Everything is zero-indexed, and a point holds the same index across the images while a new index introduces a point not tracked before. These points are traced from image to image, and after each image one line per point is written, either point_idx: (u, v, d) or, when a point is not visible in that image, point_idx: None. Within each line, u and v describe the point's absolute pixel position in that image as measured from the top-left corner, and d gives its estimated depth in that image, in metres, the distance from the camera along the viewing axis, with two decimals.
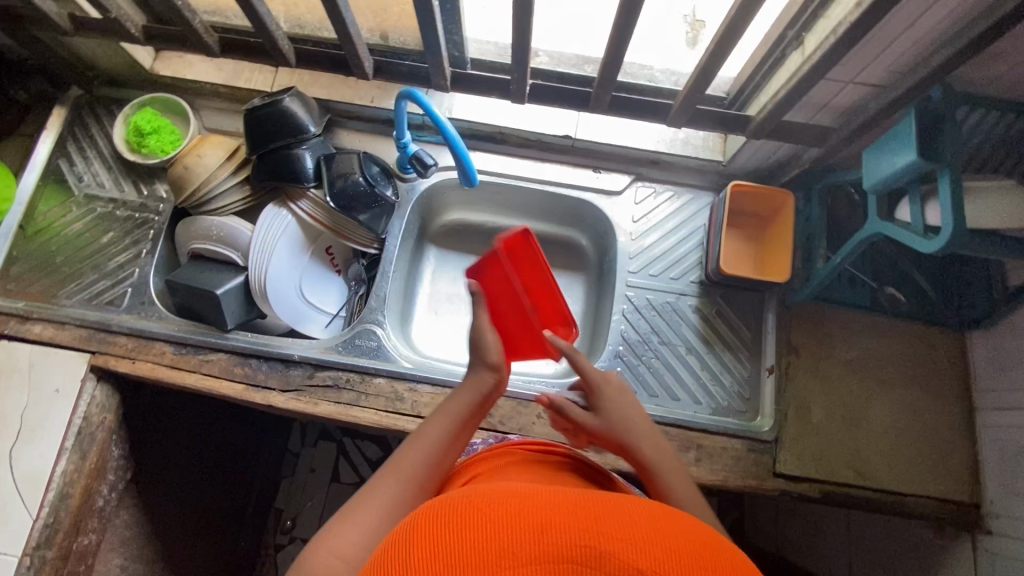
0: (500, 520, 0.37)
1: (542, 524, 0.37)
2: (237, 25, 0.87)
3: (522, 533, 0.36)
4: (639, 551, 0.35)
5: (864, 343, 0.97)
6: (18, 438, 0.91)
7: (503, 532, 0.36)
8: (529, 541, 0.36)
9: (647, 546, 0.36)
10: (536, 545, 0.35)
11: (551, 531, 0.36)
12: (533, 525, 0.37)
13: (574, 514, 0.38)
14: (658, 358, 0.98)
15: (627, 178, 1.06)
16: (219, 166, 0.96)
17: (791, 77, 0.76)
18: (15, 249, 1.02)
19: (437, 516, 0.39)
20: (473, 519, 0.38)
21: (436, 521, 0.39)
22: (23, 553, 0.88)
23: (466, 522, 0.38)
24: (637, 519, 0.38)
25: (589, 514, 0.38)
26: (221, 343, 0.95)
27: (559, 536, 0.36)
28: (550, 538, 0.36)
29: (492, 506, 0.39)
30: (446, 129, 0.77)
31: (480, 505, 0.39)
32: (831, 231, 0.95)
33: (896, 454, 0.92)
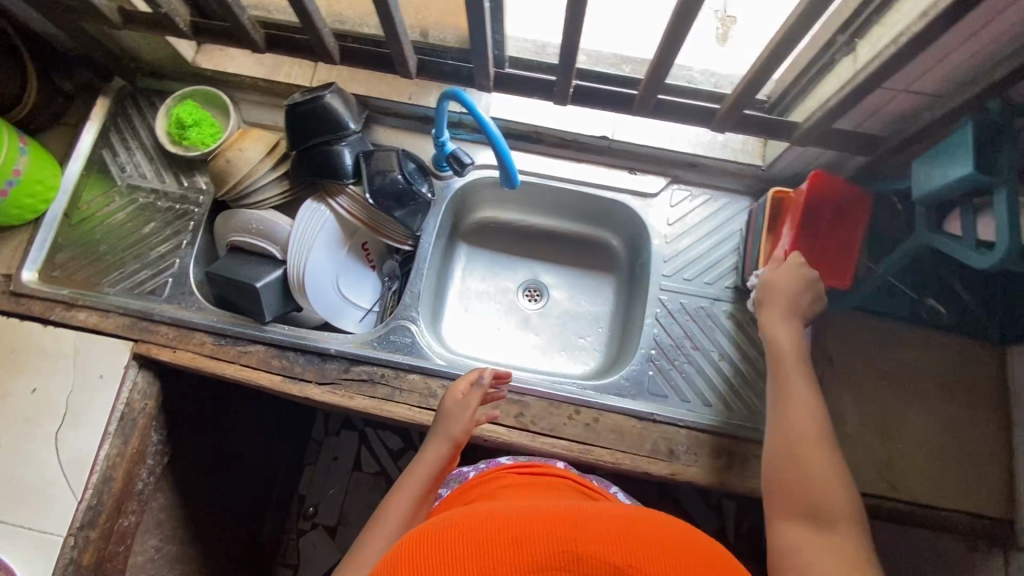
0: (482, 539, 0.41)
1: (521, 539, 0.41)
2: (281, 20, 0.88)
3: (506, 551, 0.40)
4: (614, 550, 0.40)
5: (900, 354, 0.96)
6: (62, 422, 0.94)
7: (483, 550, 0.40)
8: (511, 558, 0.40)
9: (620, 543, 0.41)
10: (519, 559, 0.40)
11: (530, 544, 0.40)
12: (513, 542, 0.41)
13: (549, 526, 0.42)
14: (691, 363, 0.98)
15: (663, 180, 1.05)
16: (260, 160, 0.98)
17: (844, 84, 0.75)
18: (61, 237, 1.05)
19: (424, 543, 0.42)
20: (459, 540, 0.42)
21: (421, 545, 0.42)
22: (68, 533, 0.90)
23: (451, 547, 0.41)
24: (608, 524, 0.43)
25: (564, 524, 0.42)
26: (260, 335, 0.97)
27: (534, 549, 0.40)
28: (530, 552, 0.40)
29: (477, 527, 0.43)
30: (490, 128, 0.77)
31: (464, 527, 0.43)
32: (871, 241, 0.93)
33: (930, 467, 0.91)
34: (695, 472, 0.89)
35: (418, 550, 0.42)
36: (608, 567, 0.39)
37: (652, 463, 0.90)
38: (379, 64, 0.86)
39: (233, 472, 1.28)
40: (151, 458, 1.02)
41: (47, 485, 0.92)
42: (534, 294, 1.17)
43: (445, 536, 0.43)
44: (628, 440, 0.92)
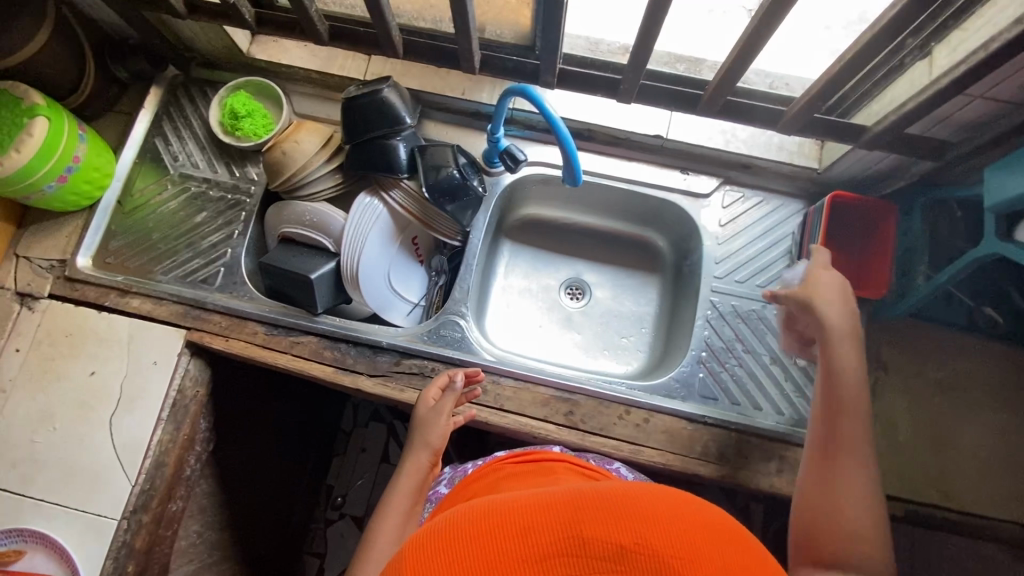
0: (476, 533, 0.38)
1: (521, 528, 0.38)
2: (353, 15, 0.87)
3: (508, 544, 0.37)
4: (621, 530, 0.37)
5: (955, 362, 0.95)
6: (116, 406, 0.95)
7: (484, 548, 0.37)
8: (514, 549, 0.37)
9: (627, 522, 0.37)
10: (524, 548, 0.37)
11: (532, 533, 0.37)
12: (513, 534, 0.38)
13: (550, 510, 0.39)
14: (742, 366, 0.97)
15: (716, 181, 1.05)
16: (315, 152, 0.98)
17: (919, 89, 0.74)
18: (114, 224, 1.06)
19: (424, 543, 0.39)
20: (453, 539, 0.38)
21: (421, 549, 0.39)
22: (121, 516, 0.91)
23: (451, 543, 0.38)
24: (613, 499, 0.39)
25: (564, 504, 0.39)
26: (312, 326, 0.98)
27: (537, 542, 0.37)
28: (534, 540, 0.37)
29: (473, 520, 0.40)
30: (559, 128, 0.82)
31: (457, 518, 0.40)
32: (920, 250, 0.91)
33: (984, 477, 0.90)
34: (745, 474, 0.89)
35: (416, 553, 0.39)
36: (617, 549, 0.36)
37: (702, 465, 0.90)
38: (442, 59, 0.87)
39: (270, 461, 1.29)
40: (199, 444, 1.03)
41: (102, 469, 0.93)
42: (576, 292, 1.17)
43: (438, 533, 0.40)
44: (678, 441, 0.91)
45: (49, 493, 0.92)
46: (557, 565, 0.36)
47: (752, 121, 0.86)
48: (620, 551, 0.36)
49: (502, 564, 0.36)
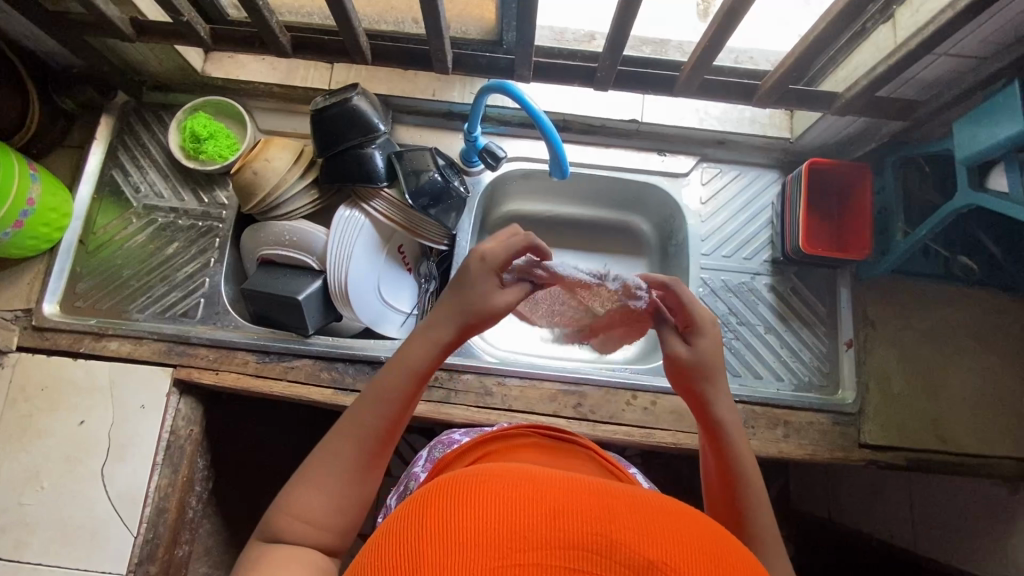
0: (494, 504, 0.33)
1: (553, 508, 0.33)
2: (320, 25, 0.85)
3: (533, 518, 0.32)
4: (660, 544, 0.32)
5: (938, 312, 0.99)
6: (107, 456, 0.90)
7: (508, 510, 0.32)
8: (539, 528, 0.32)
9: (662, 537, 0.32)
10: (549, 530, 0.32)
11: (564, 517, 0.32)
12: (539, 514, 0.32)
13: (586, 496, 0.34)
14: (739, 338, 0.99)
15: (693, 159, 1.06)
16: (288, 169, 0.94)
17: (886, 52, 0.76)
18: (78, 266, 1.00)
19: (442, 491, 0.35)
20: (467, 500, 0.33)
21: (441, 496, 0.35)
22: (127, 570, 0.87)
23: (467, 500, 0.33)
24: (658, 511, 0.35)
25: (599, 498, 0.34)
26: (306, 349, 0.95)
27: (568, 525, 0.32)
28: (561, 526, 0.32)
29: (497, 482, 0.35)
30: (543, 121, 0.82)
31: (488, 479, 0.35)
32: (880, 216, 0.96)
33: (975, 417, 0.94)
34: (754, 444, 0.91)
35: (430, 504, 0.34)
36: (648, 561, 0.31)
37: None
38: (412, 61, 0.84)
39: None
40: (199, 484, 0.99)
41: (99, 523, 0.88)
42: None
43: (460, 485, 0.35)
44: (686, 420, 0.92)
45: (45, 556, 0.87)
46: (578, 559, 0.31)
47: (728, 96, 0.86)
48: (648, 564, 0.30)
49: (519, 542, 0.31)
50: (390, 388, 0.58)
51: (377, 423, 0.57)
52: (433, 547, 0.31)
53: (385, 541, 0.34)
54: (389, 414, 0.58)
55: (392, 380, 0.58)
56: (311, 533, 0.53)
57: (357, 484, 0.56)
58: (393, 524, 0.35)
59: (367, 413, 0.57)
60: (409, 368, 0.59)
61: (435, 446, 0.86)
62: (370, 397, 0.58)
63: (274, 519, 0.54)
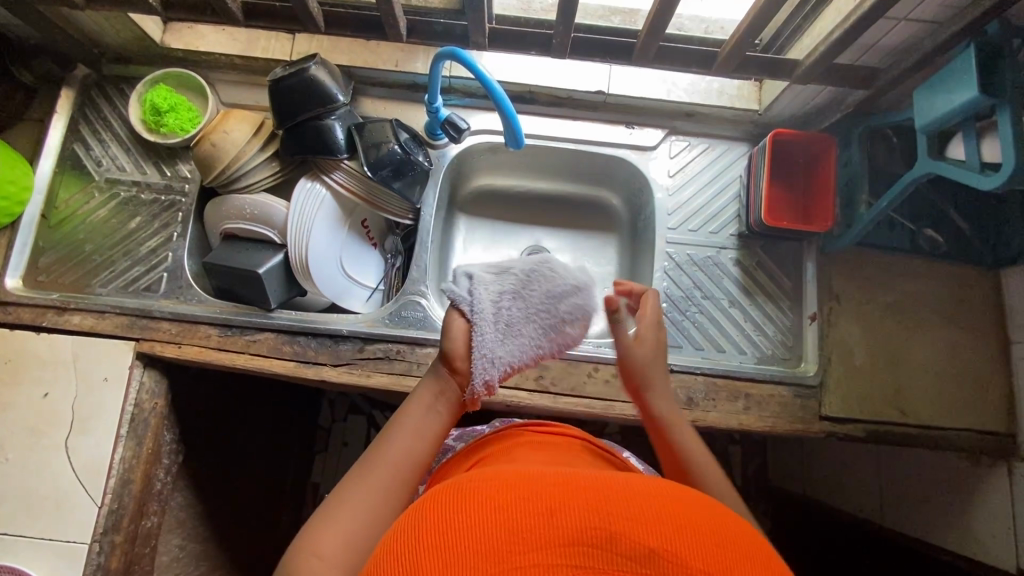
0: (496, 512, 0.37)
1: (549, 507, 0.37)
2: None
3: (531, 517, 0.36)
4: (656, 533, 0.36)
5: (903, 285, 0.98)
6: (71, 428, 0.91)
7: (510, 515, 0.37)
8: (539, 526, 0.36)
9: (653, 524, 0.36)
10: (548, 528, 0.36)
11: (558, 516, 0.36)
12: (538, 514, 0.37)
13: (578, 494, 0.38)
14: (703, 312, 0.99)
15: (661, 132, 1.05)
16: (247, 141, 0.93)
17: (844, 17, 0.75)
18: (41, 240, 1.00)
19: (441, 503, 0.39)
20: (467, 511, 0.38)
21: (445, 509, 0.39)
22: (91, 540, 0.88)
23: (471, 511, 0.38)
24: (648, 499, 0.39)
25: (591, 493, 0.38)
26: (268, 323, 0.95)
27: (565, 521, 0.36)
28: (558, 522, 0.36)
29: (495, 490, 0.39)
30: (497, 91, 0.81)
31: (489, 487, 0.39)
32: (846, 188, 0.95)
33: (936, 390, 0.95)
34: (715, 417, 0.92)
35: (431, 517, 0.39)
36: (650, 552, 0.35)
37: (674, 413, 0.92)
38: (367, 29, 0.83)
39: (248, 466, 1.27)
40: (166, 457, 1.00)
41: (64, 494, 0.89)
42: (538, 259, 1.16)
43: (461, 492, 0.40)
44: None
45: (11, 526, 0.88)
46: (580, 555, 0.35)
47: (688, 65, 0.85)
48: (649, 553, 0.35)
49: (520, 545, 0.35)
50: (419, 416, 0.63)
51: (406, 452, 0.59)
52: (442, 556, 0.35)
53: (393, 551, 0.38)
54: (416, 450, 0.60)
55: (420, 409, 0.64)
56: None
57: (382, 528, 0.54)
58: (397, 537, 0.39)
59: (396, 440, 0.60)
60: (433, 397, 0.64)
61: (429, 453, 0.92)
62: (399, 426, 0.62)
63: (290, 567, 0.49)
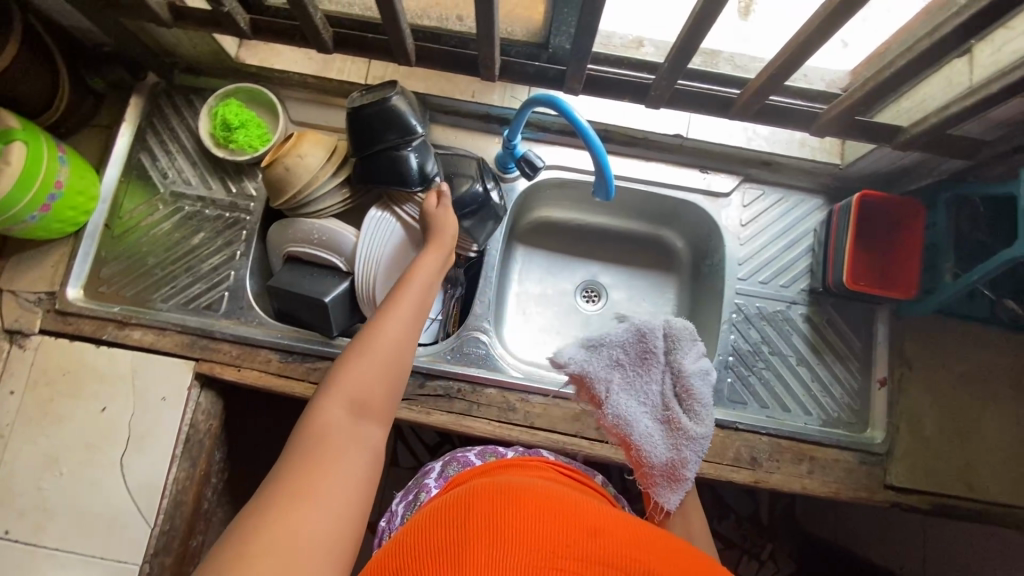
0: (550, 522, 0.44)
1: (594, 531, 0.44)
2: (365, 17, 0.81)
3: (579, 536, 0.43)
4: None
5: (977, 355, 0.96)
6: (127, 447, 0.90)
7: (560, 528, 0.43)
8: (585, 543, 0.43)
9: (678, 570, 0.43)
10: (592, 547, 0.42)
11: (600, 539, 0.43)
12: (585, 534, 0.43)
13: (615, 529, 0.45)
14: (770, 369, 0.97)
15: (735, 180, 1.02)
16: (321, 166, 0.92)
17: (961, 92, 0.72)
18: (103, 250, 0.99)
19: (498, 501, 0.46)
20: (516, 509, 0.45)
21: (503, 508, 0.45)
22: (143, 561, 0.87)
23: (528, 514, 0.44)
24: (671, 551, 0.46)
25: (627, 532, 0.46)
26: (330, 350, 0.94)
27: (607, 546, 0.43)
28: (601, 545, 0.43)
29: (544, 504, 0.46)
30: (591, 137, 0.80)
31: (539, 502, 0.47)
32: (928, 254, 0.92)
33: (1006, 466, 0.92)
34: (778, 478, 0.90)
35: (486, 502, 0.47)
36: None
37: (736, 472, 0.90)
38: (459, 66, 0.81)
39: None
40: (215, 475, 0.99)
41: (117, 513, 0.88)
42: (592, 295, 1.15)
43: (516, 499, 0.46)
44: (711, 449, 0.91)
45: (63, 542, 0.87)
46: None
47: (784, 123, 0.82)
48: None
49: (568, 552, 0.41)
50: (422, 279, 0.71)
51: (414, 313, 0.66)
52: (491, 534, 0.43)
53: (445, 519, 0.46)
54: (424, 305, 0.68)
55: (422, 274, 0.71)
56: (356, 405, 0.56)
57: (405, 349, 0.62)
58: (450, 507, 0.47)
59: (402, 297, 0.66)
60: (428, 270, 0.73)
61: (451, 462, 0.85)
62: (404, 285, 0.69)
63: (326, 391, 0.56)
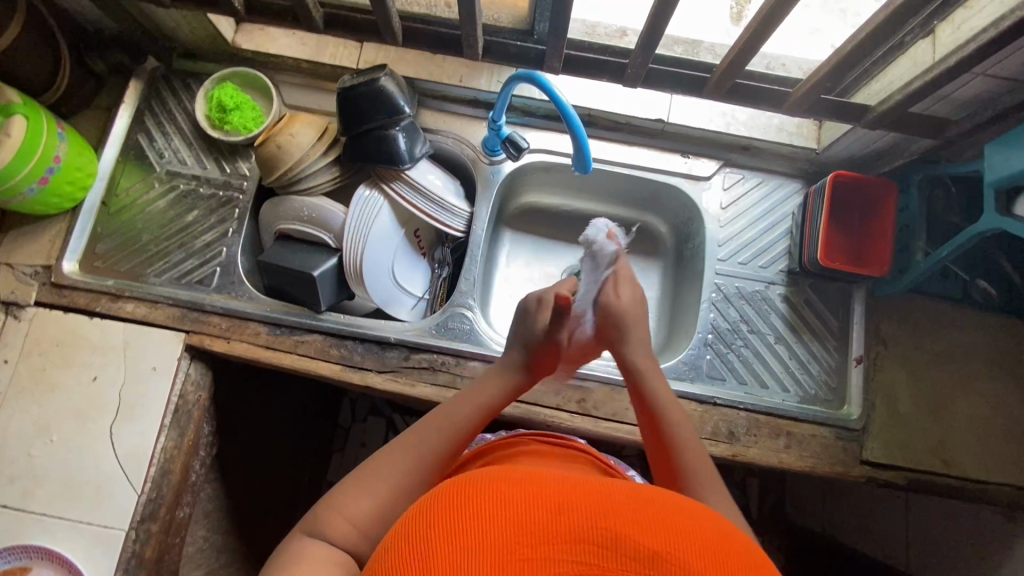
0: (509, 505, 0.38)
1: (558, 505, 0.38)
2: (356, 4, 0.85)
3: (542, 515, 0.38)
4: (658, 537, 0.37)
5: (952, 335, 0.98)
6: (116, 415, 0.92)
7: (520, 509, 0.38)
8: (548, 522, 0.37)
9: (658, 530, 0.38)
10: (556, 525, 0.37)
11: (565, 513, 0.38)
12: (548, 512, 0.38)
13: (585, 495, 0.40)
14: (748, 346, 0.99)
15: (716, 164, 1.05)
16: (312, 145, 0.95)
17: (923, 68, 0.75)
18: (100, 226, 1.01)
19: (452, 495, 0.41)
20: (467, 505, 0.39)
21: (459, 500, 0.40)
22: (129, 527, 0.89)
23: (484, 501, 0.39)
24: (653, 508, 0.40)
25: (600, 496, 0.40)
26: (317, 324, 0.96)
27: (574, 519, 0.37)
28: (567, 520, 0.37)
29: (504, 484, 0.41)
30: (571, 114, 0.82)
31: (498, 483, 0.41)
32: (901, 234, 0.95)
33: (981, 443, 0.94)
34: (755, 453, 0.92)
35: (445, 504, 0.41)
36: (650, 553, 0.36)
37: (714, 446, 0.92)
38: (442, 46, 0.84)
39: (273, 461, 1.28)
40: (203, 449, 1.01)
41: (104, 479, 0.90)
42: None
43: (474, 488, 0.41)
44: (689, 423, 0.93)
45: (51, 508, 0.89)
46: (588, 553, 0.36)
47: (758, 104, 0.85)
48: (651, 554, 0.36)
49: (528, 538, 0.36)
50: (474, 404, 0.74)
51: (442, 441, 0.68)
52: (452, 541, 0.37)
53: (407, 541, 0.40)
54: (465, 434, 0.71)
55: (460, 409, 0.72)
56: (346, 526, 0.58)
57: (414, 474, 0.64)
58: (405, 526, 0.41)
59: (429, 430, 0.68)
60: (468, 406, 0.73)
61: None
62: (455, 404, 0.73)
63: (322, 514, 0.60)
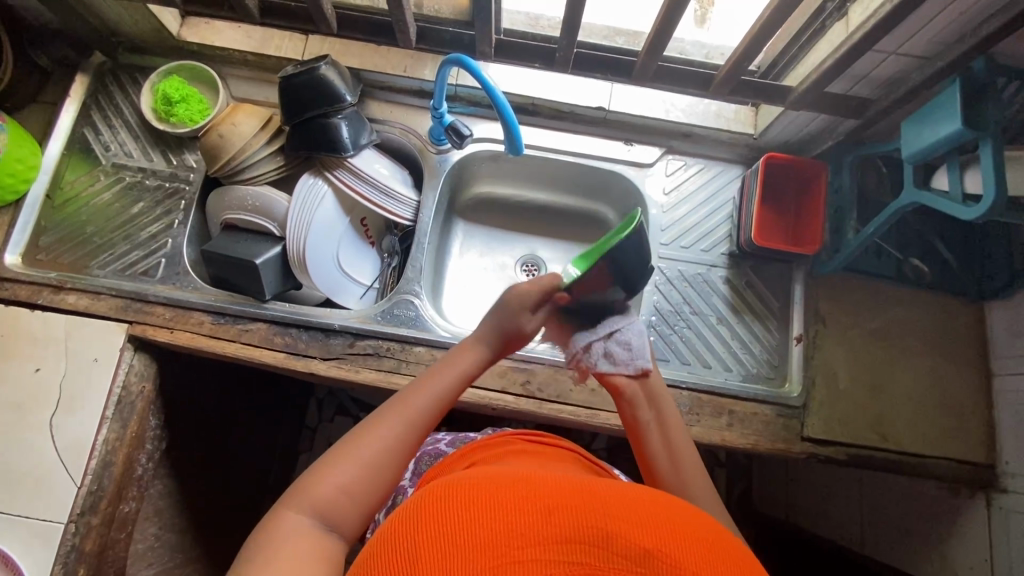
0: (501, 511, 0.38)
1: (549, 507, 0.38)
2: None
3: (532, 518, 0.37)
4: (648, 534, 0.38)
5: (888, 313, 1.00)
6: (57, 407, 0.91)
7: (513, 514, 0.38)
8: (538, 525, 0.37)
9: (650, 528, 0.38)
10: (547, 527, 0.37)
11: (556, 515, 0.38)
12: (538, 514, 0.38)
13: (574, 496, 0.40)
14: (691, 328, 1.01)
15: (658, 150, 1.07)
16: (255, 135, 0.96)
17: (838, 46, 0.78)
18: (43, 220, 1.01)
19: (436, 496, 0.40)
20: (456, 508, 0.38)
21: (443, 501, 0.39)
22: (68, 520, 0.88)
23: (471, 502, 0.39)
24: (640, 505, 0.41)
25: (589, 496, 0.40)
26: (261, 313, 0.96)
27: (564, 520, 0.37)
28: (557, 522, 0.37)
29: (492, 489, 0.40)
30: (500, 100, 0.84)
31: (488, 485, 0.40)
32: (834, 214, 0.97)
33: (918, 418, 0.95)
34: (698, 431, 0.93)
35: (430, 506, 0.39)
36: (641, 551, 0.36)
37: None
38: (378, 33, 0.87)
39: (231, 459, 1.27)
40: (150, 442, 1.00)
41: (43, 472, 0.89)
42: (531, 268, 1.19)
43: (461, 489, 0.40)
44: None
45: None
46: (579, 552, 0.36)
47: (686, 85, 0.91)
48: (643, 553, 0.36)
49: (520, 539, 0.36)
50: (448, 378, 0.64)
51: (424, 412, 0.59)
52: (441, 545, 0.36)
53: (389, 546, 0.38)
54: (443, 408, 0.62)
55: (440, 379, 0.63)
56: (341, 501, 0.52)
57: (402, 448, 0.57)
58: (387, 529, 0.40)
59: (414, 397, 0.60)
60: (453, 375, 0.64)
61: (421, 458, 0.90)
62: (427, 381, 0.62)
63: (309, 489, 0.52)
